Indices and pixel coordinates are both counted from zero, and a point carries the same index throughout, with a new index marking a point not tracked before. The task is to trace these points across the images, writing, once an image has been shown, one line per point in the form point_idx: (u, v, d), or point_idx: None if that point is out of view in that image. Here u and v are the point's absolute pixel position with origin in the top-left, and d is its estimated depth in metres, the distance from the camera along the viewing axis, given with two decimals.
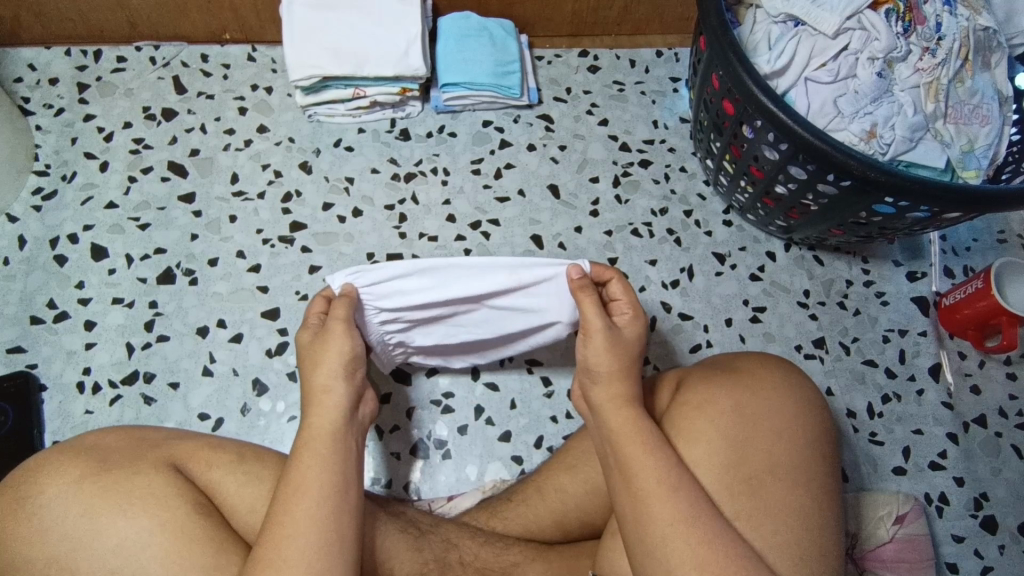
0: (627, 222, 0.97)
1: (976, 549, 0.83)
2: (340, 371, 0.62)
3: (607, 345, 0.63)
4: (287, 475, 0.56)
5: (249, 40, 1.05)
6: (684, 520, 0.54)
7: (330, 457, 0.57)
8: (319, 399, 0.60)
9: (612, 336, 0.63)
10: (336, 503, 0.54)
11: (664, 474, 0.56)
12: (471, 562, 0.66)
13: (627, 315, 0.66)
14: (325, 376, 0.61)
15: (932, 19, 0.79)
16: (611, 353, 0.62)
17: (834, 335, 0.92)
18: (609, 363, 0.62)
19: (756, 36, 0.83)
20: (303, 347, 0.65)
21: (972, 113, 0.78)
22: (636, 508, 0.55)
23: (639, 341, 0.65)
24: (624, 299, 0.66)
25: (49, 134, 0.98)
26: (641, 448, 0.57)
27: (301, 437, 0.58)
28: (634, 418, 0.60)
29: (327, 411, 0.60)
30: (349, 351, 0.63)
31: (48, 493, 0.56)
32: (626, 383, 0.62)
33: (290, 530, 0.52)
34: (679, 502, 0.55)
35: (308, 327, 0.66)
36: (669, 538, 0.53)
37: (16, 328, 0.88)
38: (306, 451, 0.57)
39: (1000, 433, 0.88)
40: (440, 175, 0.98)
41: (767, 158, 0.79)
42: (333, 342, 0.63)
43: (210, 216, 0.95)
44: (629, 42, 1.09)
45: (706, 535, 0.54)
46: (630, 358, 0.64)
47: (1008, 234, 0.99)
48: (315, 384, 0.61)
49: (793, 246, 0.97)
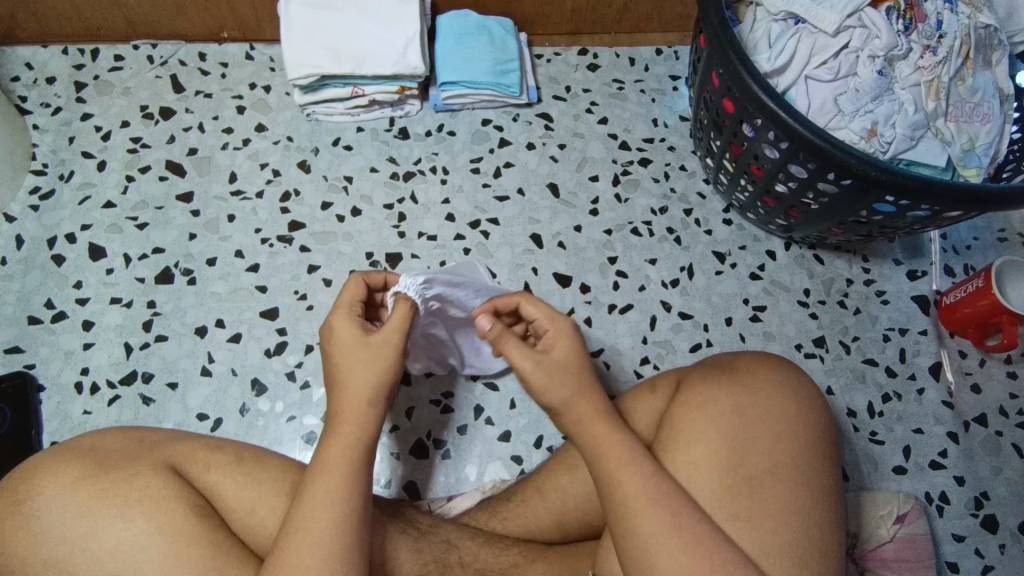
0: (626, 221, 0.96)
1: (977, 548, 0.82)
2: (384, 389, 0.59)
3: (543, 381, 0.59)
4: (311, 480, 0.55)
5: (248, 38, 1.05)
6: (668, 530, 0.54)
7: (357, 465, 0.56)
8: (355, 409, 0.58)
9: (547, 366, 0.60)
10: (357, 514, 0.54)
11: (648, 486, 0.56)
12: (471, 563, 0.66)
13: (554, 333, 0.62)
14: (364, 388, 0.58)
15: (933, 17, 0.79)
16: (556, 380, 0.59)
17: (834, 334, 0.92)
18: (560, 392, 0.59)
19: (756, 35, 0.82)
20: (348, 340, 0.60)
21: (973, 112, 0.78)
22: (621, 517, 0.55)
23: (576, 354, 0.61)
24: (544, 318, 0.63)
25: (47, 133, 0.98)
26: (623, 460, 0.57)
27: (327, 442, 0.57)
28: (613, 431, 0.58)
29: (360, 423, 0.58)
30: (392, 374, 0.60)
31: (46, 495, 0.56)
32: (595, 401, 0.59)
33: (312, 539, 0.52)
34: (662, 512, 0.55)
35: (342, 311, 0.62)
36: (653, 547, 0.54)
37: (14, 328, 0.87)
38: (335, 458, 0.56)
39: (1001, 433, 0.87)
40: (439, 174, 0.98)
41: (767, 157, 0.79)
42: (379, 352, 0.60)
43: (208, 216, 0.94)
44: (628, 41, 1.09)
45: (692, 543, 0.54)
46: (580, 380, 0.60)
47: (1009, 232, 0.98)
48: (353, 392, 0.58)
49: (793, 245, 0.96)
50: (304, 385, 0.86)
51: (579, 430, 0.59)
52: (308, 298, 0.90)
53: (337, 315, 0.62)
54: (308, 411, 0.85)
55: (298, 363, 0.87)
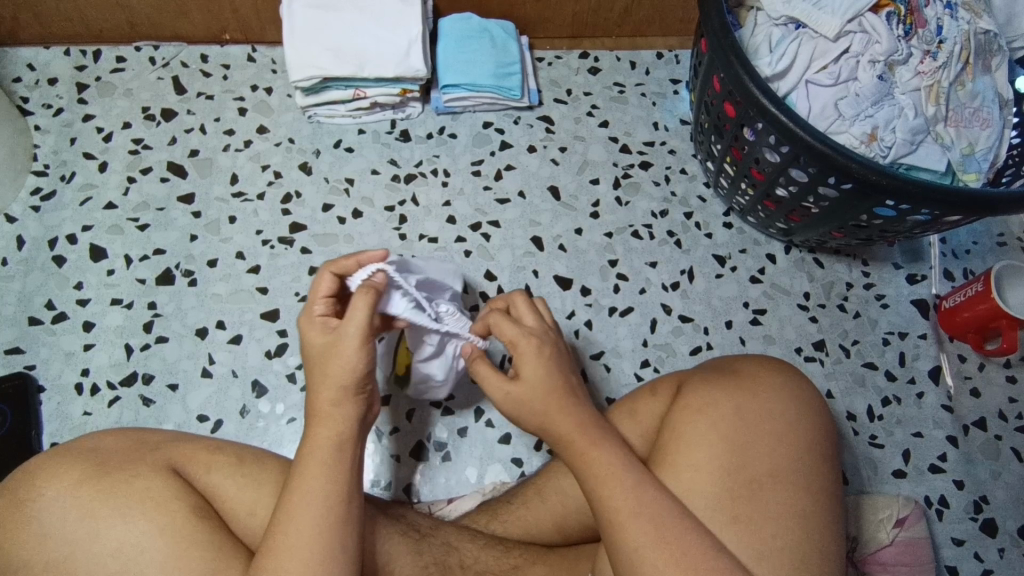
0: (627, 224, 0.97)
1: (976, 552, 0.83)
2: (347, 390, 0.58)
3: (514, 407, 0.61)
4: (292, 483, 0.55)
5: (250, 40, 1.05)
6: (657, 541, 0.54)
7: (340, 468, 0.56)
8: (325, 410, 0.57)
9: (515, 392, 0.61)
10: (343, 512, 0.54)
11: (634, 499, 0.56)
12: (471, 565, 0.66)
13: (519, 353, 0.62)
14: (328, 393, 0.57)
15: (933, 22, 0.79)
16: (529, 404, 0.60)
17: (834, 337, 0.92)
18: (532, 415, 0.60)
19: (757, 39, 0.83)
20: (313, 345, 0.59)
21: (972, 116, 0.78)
22: (611, 528, 0.56)
23: (543, 376, 0.60)
24: (511, 338, 0.62)
25: (48, 134, 0.98)
26: (609, 474, 0.57)
27: (305, 446, 0.57)
28: (600, 444, 0.58)
29: (327, 421, 0.57)
30: (349, 381, 0.57)
31: (50, 494, 0.56)
32: (574, 418, 0.59)
33: (295, 540, 0.52)
34: (647, 525, 0.55)
35: (308, 318, 0.61)
36: (642, 558, 0.54)
37: (14, 328, 0.87)
38: (310, 460, 0.56)
39: (1000, 437, 0.88)
40: (440, 176, 0.98)
41: (768, 161, 0.79)
42: (341, 354, 0.57)
43: (209, 217, 0.94)
44: (630, 44, 1.09)
45: (686, 553, 0.54)
46: (552, 402, 0.59)
47: (1008, 237, 0.99)
48: (320, 395, 0.57)
49: (793, 249, 0.97)
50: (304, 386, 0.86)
51: (559, 444, 0.60)
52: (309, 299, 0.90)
53: (304, 322, 0.61)
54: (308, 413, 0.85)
55: (299, 365, 0.87)
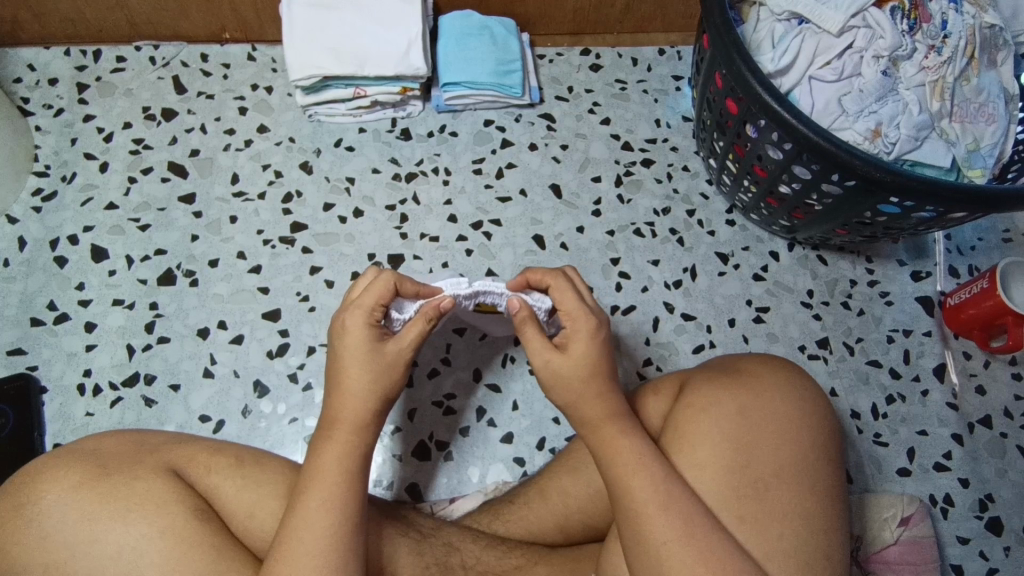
0: (629, 222, 0.96)
1: (981, 550, 0.82)
2: (378, 393, 0.59)
3: (552, 381, 0.61)
4: (307, 486, 0.55)
5: (250, 39, 1.05)
6: (681, 536, 0.54)
7: (358, 476, 0.56)
8: (347, 414, 0.58)
9: (556, 371, 0.60)
10: (354, 521, 0.54)
11: (663, 492, 0.55)
12: (474, 565, 0.66)
13: (573, 329, 0.61)
14: (357, 401, 0.59)
15: (937, 16, 0.78)
16: (575, 384, 0.60)
17: (838, 336, 0.91)
18: (568, 392, 0.60)
19: (759, 34, 0.82)
20: (357, 332, 0.60)
21: (977, 112, 0.77)
22: (634, 520, 0.55)
23: (591, 360, 0.60)
24: (564, 311, 0.62)
25: (49, 135, 0.98)
26: (634, 465, 0.57)
27: (320, 453, 0.57)
28: (625, 434, 0.58)
29: (358, 432, 0.58)
30: (385, 389, 0.59)
31: (48, 499, 0.55)
32: (606, 405, 0.59)
33: (307, 547, 0.52)
34: (675, 520, 0.54)
35: (357, 311, 0.60)
36: (668, 553, 0.54)
37: (16, 329, 0.88)
38: (331, 465, 0.56)
39: (1006, 435, 0.87)
40: (441, 175, 0.98)
41: (771, 157, 0.78)
42: (398, 338, 0.60)
43: (210, 217, 0.94)
44: (631, 40, 1.08)
45: (704, 550, 0.54)
46: (587, 385, 0.59)
47: (1014, 233, 0.98)
48: (345, 392, 0.59)
49: (798, 246, 0.96)
50: (306, 386, 0.86)
51: (589, 428, 0.60)
52: (311, 299, 0.90)
53: (348, 313, 0.60)
54: (310, 413, 0.85)
55: (301, 364, 0.87)
